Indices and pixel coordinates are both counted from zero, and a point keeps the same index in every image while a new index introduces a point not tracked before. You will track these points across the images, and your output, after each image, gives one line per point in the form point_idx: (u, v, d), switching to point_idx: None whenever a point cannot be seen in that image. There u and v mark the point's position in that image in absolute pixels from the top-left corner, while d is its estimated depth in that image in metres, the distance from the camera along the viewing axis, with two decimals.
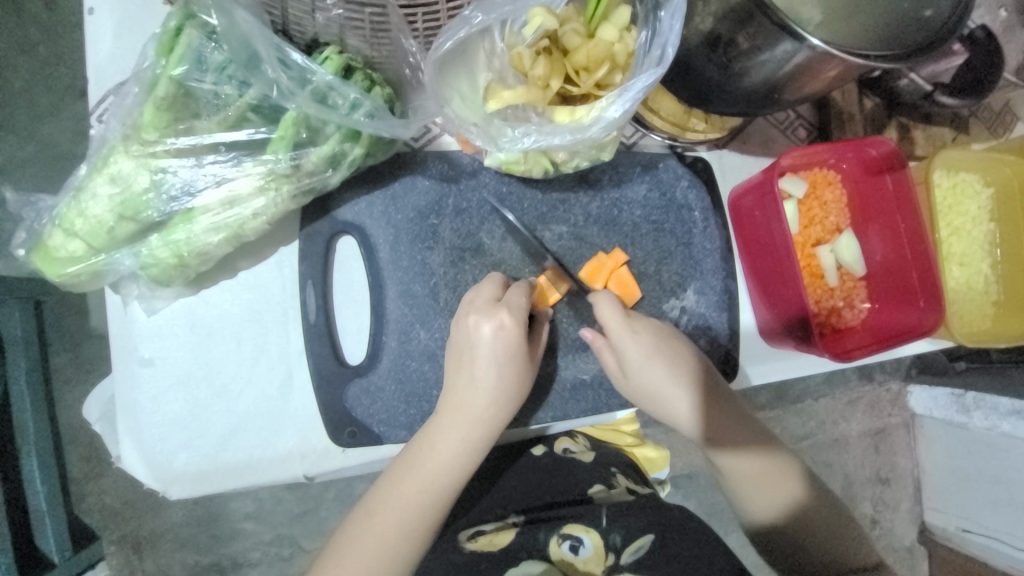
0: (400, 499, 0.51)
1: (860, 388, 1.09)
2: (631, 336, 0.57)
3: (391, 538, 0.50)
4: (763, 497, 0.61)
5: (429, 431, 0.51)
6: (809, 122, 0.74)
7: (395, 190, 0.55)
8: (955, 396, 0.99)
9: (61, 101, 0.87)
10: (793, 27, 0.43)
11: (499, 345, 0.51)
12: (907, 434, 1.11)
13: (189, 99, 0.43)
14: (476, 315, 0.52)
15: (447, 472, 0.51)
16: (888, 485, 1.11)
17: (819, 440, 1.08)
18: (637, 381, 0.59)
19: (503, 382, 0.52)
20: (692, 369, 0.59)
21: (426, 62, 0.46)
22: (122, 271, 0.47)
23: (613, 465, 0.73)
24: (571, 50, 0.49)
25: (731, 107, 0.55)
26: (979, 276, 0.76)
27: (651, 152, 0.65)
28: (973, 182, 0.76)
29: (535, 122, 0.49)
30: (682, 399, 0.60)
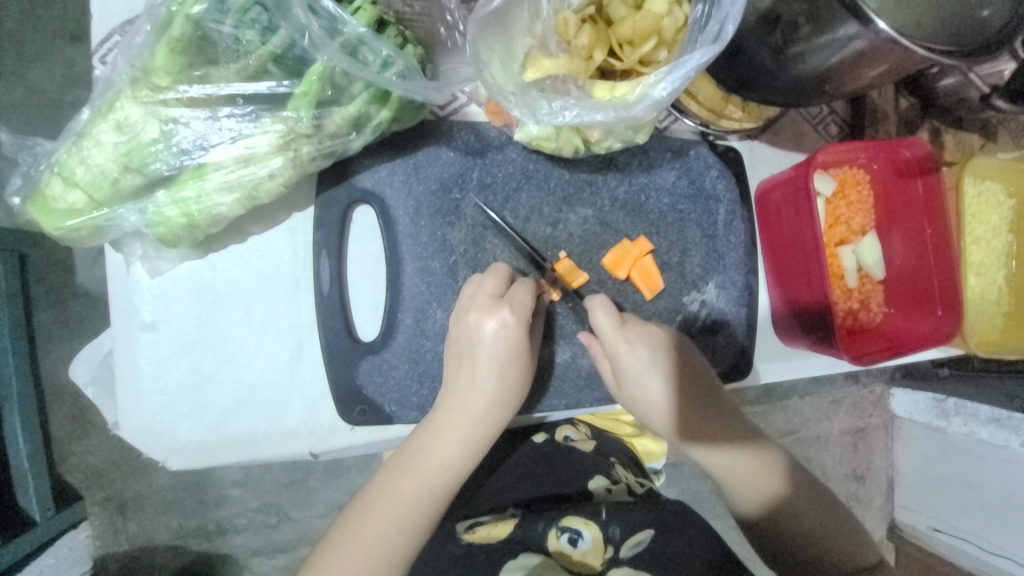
0: (400, 495, 0.50)
1: (846, 388, 1.10)
2: (622, 341, 0.55)
3: (392, 533, 0.49)
4: (753, 498, 0.61)
5: (428, 427, 0.50)
6: (842, 118, 0.72)
7: (418, 159, 0.52)
8: (937, 401, 1.00)
9: (52, 42, 0.81)
10: (862, 10, 0.40)
11: (501, 345, 0.49)
12: (885, 435, 1.13)
13: (206, 44, 0.40)
14: (477, 313, 0.49)
15: (447, 467, 0.50)
16: (864, 483, 1.13)
17: (804, 437, 1.10)
18: (627, 386, 0.57)
19: (504, 381, 0.50)
20: (687, 375, 0.57)
21: (471, 19, 0.43)
22: (126, 227, 0.44)
23: (612, 457, 0.74)
24: (615, 21, 0.47)
25: (776, 95, 0.52)
26: (992, 287, 0.76)
27: (683, 138, 0.63)
28: (996, 192, 0.75)
29: (574, 96, 0.46)
30: (672, 406, 0.58)
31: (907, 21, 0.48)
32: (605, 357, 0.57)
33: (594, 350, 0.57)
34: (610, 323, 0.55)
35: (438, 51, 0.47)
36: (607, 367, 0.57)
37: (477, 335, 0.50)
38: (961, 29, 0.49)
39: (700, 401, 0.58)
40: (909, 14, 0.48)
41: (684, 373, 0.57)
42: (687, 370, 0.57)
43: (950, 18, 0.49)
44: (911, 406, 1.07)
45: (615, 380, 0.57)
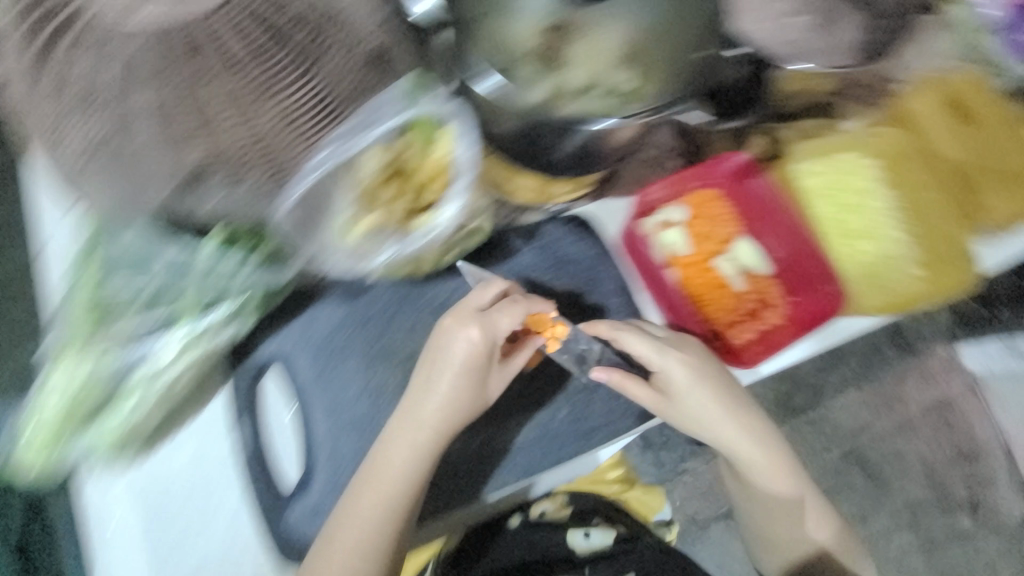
0: (366, 509, 0.56)
1: (905, 361, 1.34)
2: (681, 364, 0.67)
3: (361, 547, 0.56)
4: (784, 531, 0.76)
5: (403, 438, 0.57)
6: (678, 152, 0.80)
7: (306, 319, 0.64)
8: (1009, 347, 1.28)
9: None
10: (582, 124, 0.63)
11: (467, 354, 0.58)
12: (978, 400, 1.34)
13: (111, 306, 0.57)
14: (452, 321, 0.58)
15: (407, 475, 0.57)
16: (973, 461, 1.34)
17: (886, 426, 1.33)
18: (676, 402, 0.68)
19: (455, 391, 0.58)
20: (725, 390, 0.69)
21: (279, 209, 0.55)
22: (81, 447, 0.57)
23: (592, 516, 0.84)
24: (413, 170, 0.58)
25: (567, 168, 0.70)
26: (899, 244, 0.76)
27: (532, 220, 0.74)
28: (857, 159, 0.78)
29: (398, 238, 0.59)
30: (705, 403, 0.69)
31: (634, 97, 0.64)
32: (634, 381, 0.67)
33: (618, 380, 0.66)
34: (649, 348, 0.66)
35: (294, 243, 0.59)
36: (690, 393, 0.67)
37: (450, 351, 0.58)
38: (663, 77, 0.64)
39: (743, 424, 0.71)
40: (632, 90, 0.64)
41: (718, 380, 0.69)
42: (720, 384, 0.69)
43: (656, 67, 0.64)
44: (984, 355, 1.31)
45: (655, 403, 0.68)
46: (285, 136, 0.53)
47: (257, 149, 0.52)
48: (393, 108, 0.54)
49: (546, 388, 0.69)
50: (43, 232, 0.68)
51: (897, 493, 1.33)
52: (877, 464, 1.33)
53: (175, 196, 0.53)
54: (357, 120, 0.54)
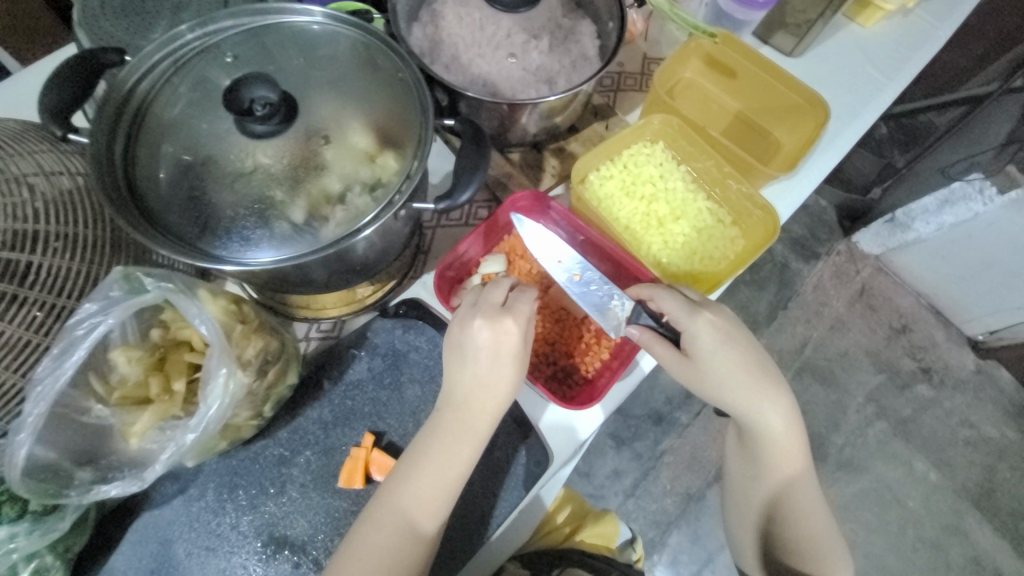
0: (375, 544, 0.56)
1: (815, 269, 1.60)
2: (711, 333, 0.66)
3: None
4: (772, 479, 0.76)
5: (411, 499, 0.57)
6: (484, 200, 0.82)
7: (135, 536, 0.59)
8: (890, 221, 1.48)
9: None
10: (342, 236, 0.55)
11: (492, 346, 0.59)
12: (885, 273, 1.61)
13: None
14: (480, 319, 0.59)
15: (412, 513, 0.57)
16: (908, 330, 1.57)
17: (821, 332, 1.56)
18: (693, 371, 0.68)
19: (498, 377, 0.59)
20: (730, 330, 0.68)
21: (10, 468, 0.48)
22: None
23: (553, 566, 0.83)
24: (176, 352, 0.55)
25: (351, 279, 0.64)
26: (704, 212, 0.79)
27: (357, 327, 0.71)
28: (640, 149, 0.82)
29: (177, 426, 0.53)
30: (687, 360, 0.67)
31: (384, 185, 0.58)
32: (663, 343, 0.67)
33: (648, 341, 0.67)
34: (679, 311, 0.65)
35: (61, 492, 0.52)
36: (710, 363, 0.67)
37: (478, 395, 0.59)
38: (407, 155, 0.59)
39: (767, 392, 0.70)
40: (378, 183, 0.58)
41: (744, 341, 0.69)
42: (742, 351, 0.68)
43: (396, 151, 0.59)
44: (874, 236, 1.55)
45: (680, 368, 0.68)
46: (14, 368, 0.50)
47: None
48: (104, 312, 0.50)
49: None
50: None
51: (857, 390, 1.52)
52: (829, 370, 1.53)
53: None
54: (65, 342, 0.49)
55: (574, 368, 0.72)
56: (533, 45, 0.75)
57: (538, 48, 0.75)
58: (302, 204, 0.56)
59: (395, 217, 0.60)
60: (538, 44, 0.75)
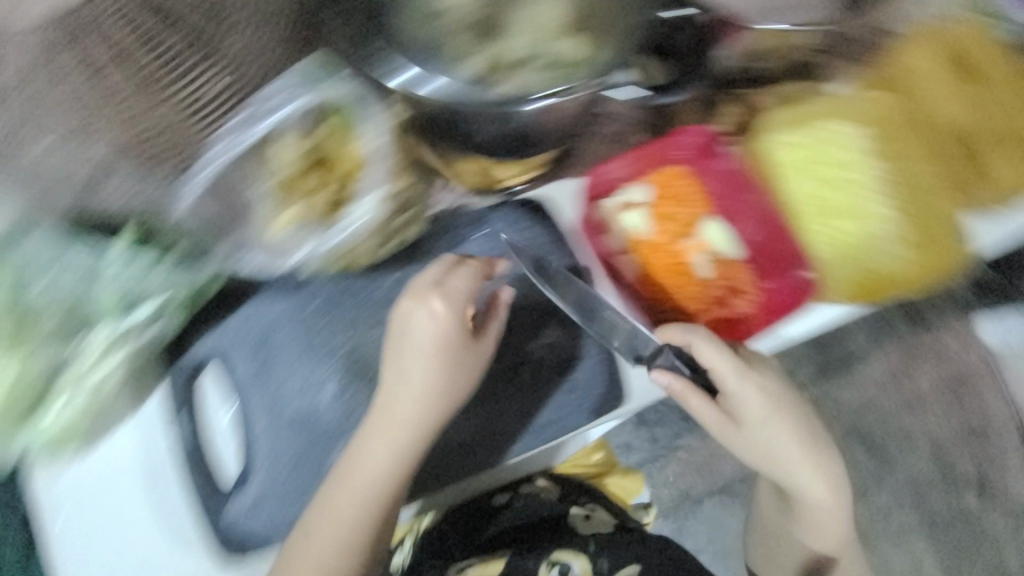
0: (345, 494, 0.57)
1: None
2: (762, 393, 0.66)
3: (329, 528, 0.57)
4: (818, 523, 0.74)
5: (349, 469, 0.57)
6: (644, 122, 0.73)
7: (240, 316, 0.62)
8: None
9: None
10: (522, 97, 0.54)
11: (434, 332, 0.57)
12: None
13: (27, 312, 0.53)
14: (410, 299, 0.57)
15: (382, 472, 0.57)
16: None
17: (892, 403, 1.25)
18: (734, 437, 0.69)
19: (429, 372, 0.57)
20: (774, 395, 0.68)
21: (179, 207, 0.53)
22: (21, 447, 0.55)
23: (581, 488, 0.92)
24: (337, 159, 0.56)
25: (505, 154, 0.61)
26: (889, 220, 0.69)
27: (482, 206, 0.68)
28: (844, 127, 0.70)
29: (320, 230, 0.56)
30: (736, 411, 0.68)
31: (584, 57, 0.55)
32: (699, 395, 0.66)
33: (681, 390, 0.65)
34: (726, 367, 0.63)
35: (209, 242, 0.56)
36: (754, 431, 0.69)
37: (404, 392, 0.58)
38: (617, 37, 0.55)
39: (815, 456, 0.71)
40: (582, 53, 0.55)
41: (791, 409, 0.70)
42: (789, 413, 0.69)
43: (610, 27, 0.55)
44: None
45: (721, 429, 0.69)
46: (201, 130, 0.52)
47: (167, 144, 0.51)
48: (290, 92, 0.52)
49: (506, 381, 0.66)
50: None
51: None
52: None
53: (89, 189, 0.51)
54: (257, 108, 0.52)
55: (676, 327, 0.69)
56: None
57: None
58: (482, 57, 0.55)
59: (576, 100, 0.58)
60: None
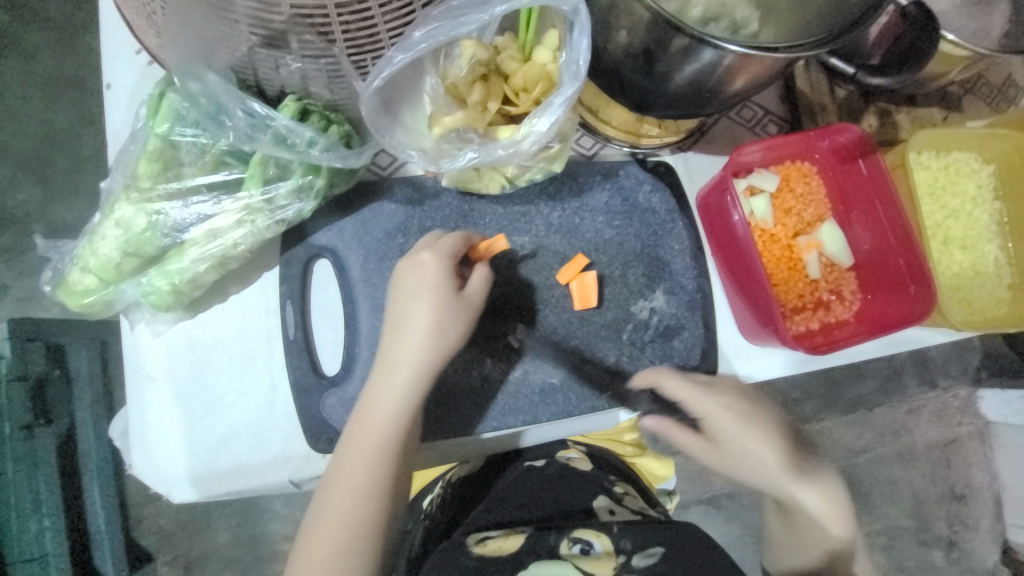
0: (354, 461, 0.53)
1: None
2: (730, 414, 0.61)
3: (351, 497, 0.52)
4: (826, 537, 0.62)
5: (355, 428, 0.54)
6: (779, 118, 0.73)
7: (365, 215, 0.61)
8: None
9: (86, 162, 1.03)
10: (709, 39, 0.45)
11: (426, 289, 0.55)
12: None
13: (174, 151, 0.52)
14: (422, 257, 0.56)
15: (390, 423, 0.53)
16: None
17: (885, 452, 1.17)
18: (724, 460, 0.61)
19: (433, 320, 0.54)
20: (727, 414, 0.61)
21: (362, 98, 0.50)
22: (128, 300, 0.55)
23: (611, 473, 0.76)
24: (509, 74, 0.54)
25: (671, 109, 0.55)
26: (990, 258, 0.71)
27: (611, 160, 0.68)
28: (969, 161, 0.72)
29: (476, 142, 0.54)
30: (685, 442, 0.62)
31: (784, 29, 0.53)
32: (682, 431, 0.62)
33: (667, 428, 0.62)
34: (693, 391, 0.61)
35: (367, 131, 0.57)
36: (735, 445, 0.61)
37: (406, 337, 0.55)
38: (830, 13, 0.51)
39: (798, 472, 0.61)
40: (782, 24, 0.53)
41: (753, 418, 0.61)
42: (754, 424, 0.61)
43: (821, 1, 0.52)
44: None
45: (704, 456, 0.62)
46: (387, 14, 0.47)
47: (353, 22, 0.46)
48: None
49: (605, 339, 0.65)
50: (106, 74, 0.60)
51: None
52: None
53: (257, 48, 0.47)
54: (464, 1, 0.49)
55: None
56: None
57: None
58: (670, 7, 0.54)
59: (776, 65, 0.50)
60: None
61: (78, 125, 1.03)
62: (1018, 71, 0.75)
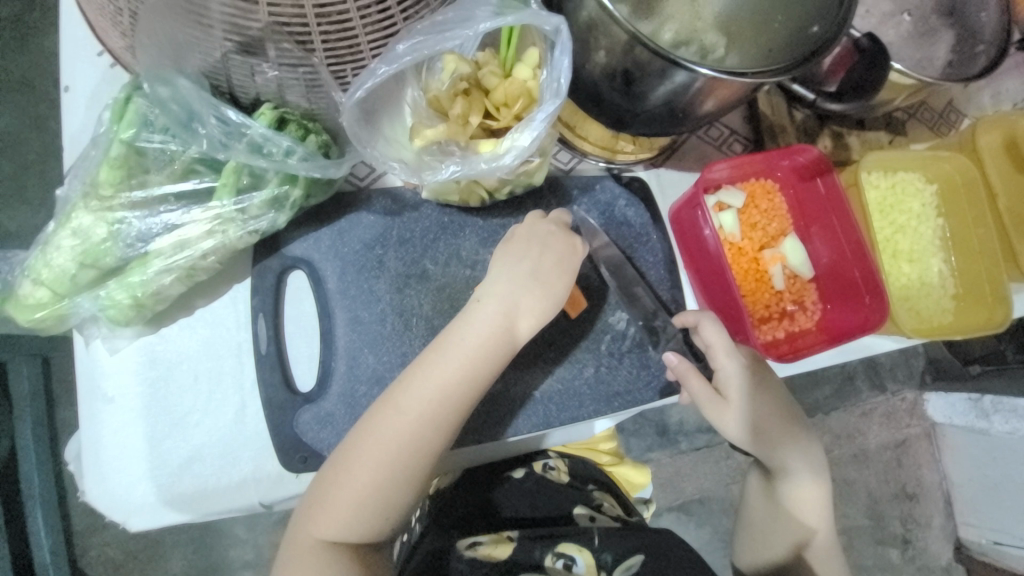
0: (416, 404, 0.51)
1: None
2: (748, 373, 0.63)
3: (400, 438, 0.51)
4: (805, 506, 0.67)
5: (428, 374, 0.52)
6: (744, 137, 0.77)
7: (342, 225, 0.60)
8: (973, 401, 1.18)
9: (32, 166, 0.96)
10: (682, 62, 0.47)
11: (528, 272, 0.56)
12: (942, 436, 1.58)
13: (140, 157, 0.50)
14: (517, 256, 0.57)
15: (465, 382, 0.52)
16: None
17: (839, 455, 1.23)
18: (727, 415, 0.63)
19: (528, 305, 0.56)
20: (759, 372, 0.64)
21: (343, 110, 0.50)
22: (84, 314, 0.52)
23: (590, 482, 0.75)
24: (490, 90, 0.54)
25: (645, 128, 0.58)
26: (935, 271, 0.77)
27: (588, 175, 0.70)
28: (913, 180, 0.77)
29: (458, 155, 0.54)
30: (703, 390, 0.62)
31: (749, 55, 0.56)
32: (700, 378, 0.62)
33: (685, 371, 0.63)
34: (721, 345, 0.62)
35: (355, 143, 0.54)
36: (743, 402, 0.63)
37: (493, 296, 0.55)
38: (792, 43, 0.55)
39: (784, 427, 0.66)
40: (750, 50, 0.56)
41: (765, 379, 0.64)
42: (757, 386, 0.64)
43: (783, 30, 0.56)
44: None
45: (713, 407, 0.63)
46: (368, 25, 0.46)
47: (332, 33, 0.46)
48: (494, 19, 0.50)
49: (585, 349, 0.66)
50: (64, 77, 0.57)
51: None
52: None
53: (231, 54, 0.46)
54: (447, 18, 0.50)
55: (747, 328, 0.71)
56: (892, 23, 0.73)
57: (896, 29, 0.73)
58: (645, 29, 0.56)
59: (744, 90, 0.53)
60: (897, 24, 0.73)
61: (27, 127, 0.96)
62: (956, 98, 0.83)
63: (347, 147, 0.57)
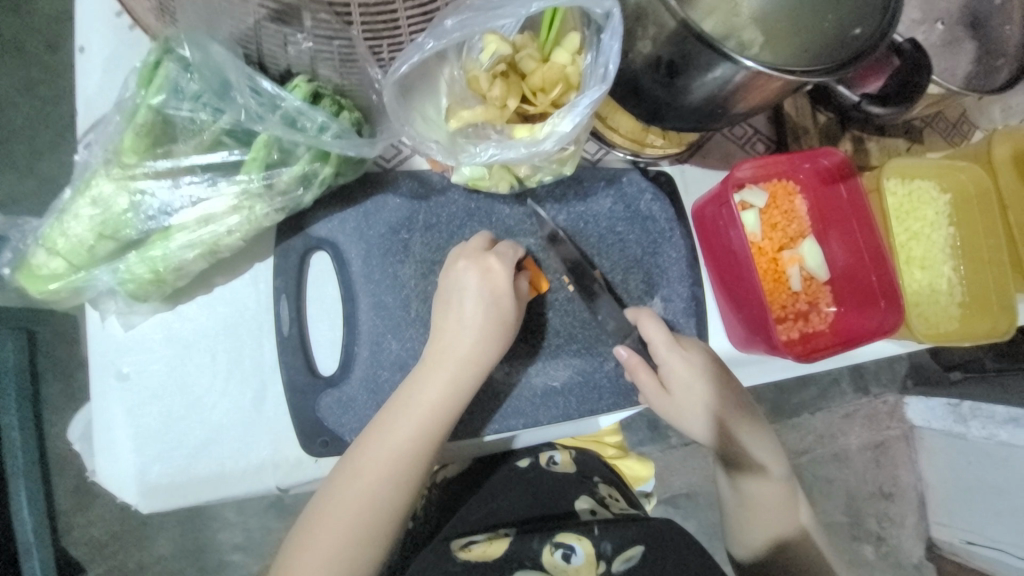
0: (390, 445, 0.50)
1: None
2: (692, 367, 0.62)
3: (378, 479, 0.50)
4: (769, 499, 0.65)
5: (395, 414, 0.51)
6: (767, 137, 0.77)
7: (367, 207, 0.58)
8: (952, 406, 1.21)
9: (20, 131, 0.92)
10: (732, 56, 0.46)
11: (486, 288, 0.54)
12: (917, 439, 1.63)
13: (167, 126, 0.48)
14: (465, 260, 0.55)
15: (437, 414, 0.51)
16: None
17: (823, 454, 1.26)
18: (674, 406, 0.63)
19: (491, 327, 0.53)
20: (704, 367, 0.63)
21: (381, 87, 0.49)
22: (100, 287, 0.50)
23: (595, 475, 0.75)
24: (528, 73, 0.53)
25: (681, 122, 0.57)
26: (943, 278, 0.79)
27: (614, 167, 0.69)
28: (928, 189, 0.79)
29: (495, 139, 0.53)
30: (649, 382, 0.62)
31: (789, 52, 0.55)
32: (649, 373, 0.62)
33: (635, 366, 0.62)
34: (662, 339, 0.62)
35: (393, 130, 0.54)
36: (688, 394, 0.62)
37: (456, 331, 0.53)
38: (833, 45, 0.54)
39: (736, 419, 0.64)
40: (793, 47, 0.55)
41: (712, 372, 0.63)
42: (702, 378, 0.63)
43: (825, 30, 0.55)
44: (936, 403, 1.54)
45: (660, 402, 0.63)
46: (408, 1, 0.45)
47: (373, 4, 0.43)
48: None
49: (603, 343, 0.66)
50: (79, 36, 0.54)
51: None
52: None
53: (266, 22, 0.44)
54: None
55: None
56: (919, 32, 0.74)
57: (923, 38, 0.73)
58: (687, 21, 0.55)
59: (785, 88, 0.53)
60: (926, 32, 0.74)
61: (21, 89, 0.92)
62: (971, 110, 0.84)
63: (379, 126, 0.55)
